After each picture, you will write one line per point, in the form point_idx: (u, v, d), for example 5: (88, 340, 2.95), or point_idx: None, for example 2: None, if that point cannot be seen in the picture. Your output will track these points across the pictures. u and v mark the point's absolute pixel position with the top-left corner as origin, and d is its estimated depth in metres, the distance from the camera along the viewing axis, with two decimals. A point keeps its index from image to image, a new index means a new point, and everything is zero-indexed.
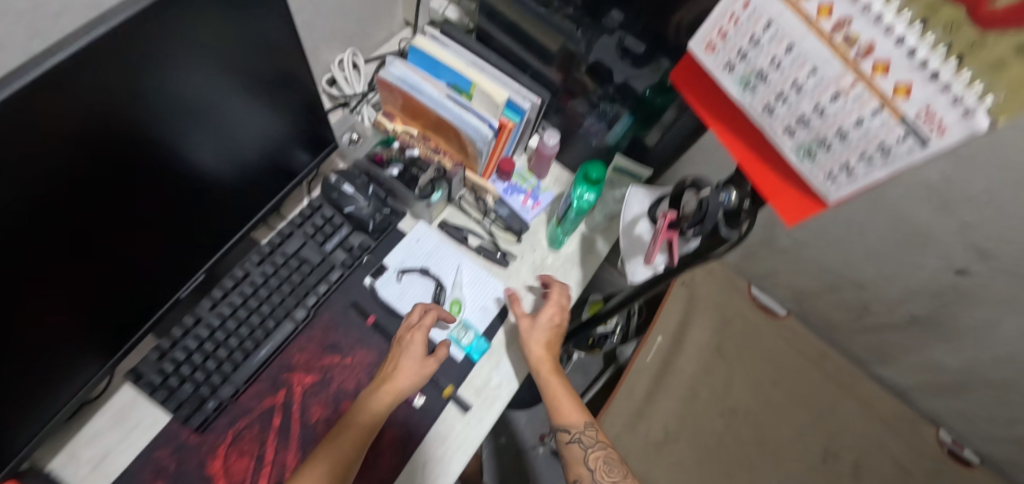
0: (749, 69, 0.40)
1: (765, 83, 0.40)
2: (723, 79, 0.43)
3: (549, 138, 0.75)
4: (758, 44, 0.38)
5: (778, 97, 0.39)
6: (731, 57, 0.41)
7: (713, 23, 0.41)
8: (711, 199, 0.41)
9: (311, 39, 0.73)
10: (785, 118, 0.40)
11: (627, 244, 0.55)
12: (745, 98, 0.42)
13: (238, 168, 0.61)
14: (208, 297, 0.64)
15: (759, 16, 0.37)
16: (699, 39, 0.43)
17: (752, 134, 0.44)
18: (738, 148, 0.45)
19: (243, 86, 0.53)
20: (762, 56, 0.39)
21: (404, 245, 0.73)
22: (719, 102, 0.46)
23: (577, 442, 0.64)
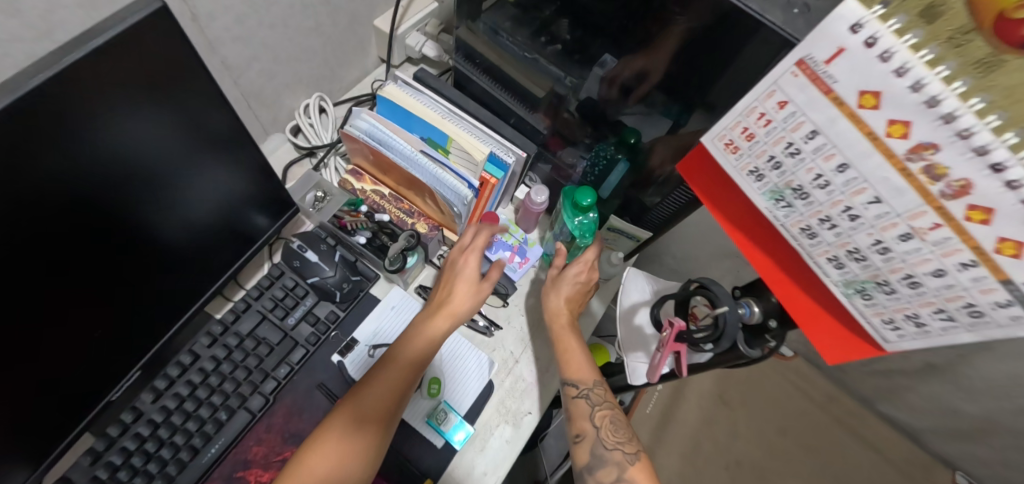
0: (784, 181, 0.34)
1: (804, 201, 0.34)
2: (748, 186, 0.37)
3: (537, 195, 0.67)
4: (800, 155, 0.32)
5: (824, 221, 0.33)
6: (760, 165, 0.35)
7: (737, 118, 0.35)
8: (726, 315, 0.34)
9: (271, 86, 0.66)
10: (831, 245, 0.34)
11: (626, 335, 0.47)
12: (777, 213, 0.36)
13: (186, 242, 0.54)
14: (151, 388, 0.57)
15: (802, 120, 0.31)
16: (717, 137, 0.37)
17: (783, 251, 0.38)
18: (768, 266, 0.39)
19: (184, 157, 0.46)
20: (804, 169, 0.32)
21: (377, 314, 0.66)
22: (742, 207, 0.40)
23: (584, 398, 0.55)
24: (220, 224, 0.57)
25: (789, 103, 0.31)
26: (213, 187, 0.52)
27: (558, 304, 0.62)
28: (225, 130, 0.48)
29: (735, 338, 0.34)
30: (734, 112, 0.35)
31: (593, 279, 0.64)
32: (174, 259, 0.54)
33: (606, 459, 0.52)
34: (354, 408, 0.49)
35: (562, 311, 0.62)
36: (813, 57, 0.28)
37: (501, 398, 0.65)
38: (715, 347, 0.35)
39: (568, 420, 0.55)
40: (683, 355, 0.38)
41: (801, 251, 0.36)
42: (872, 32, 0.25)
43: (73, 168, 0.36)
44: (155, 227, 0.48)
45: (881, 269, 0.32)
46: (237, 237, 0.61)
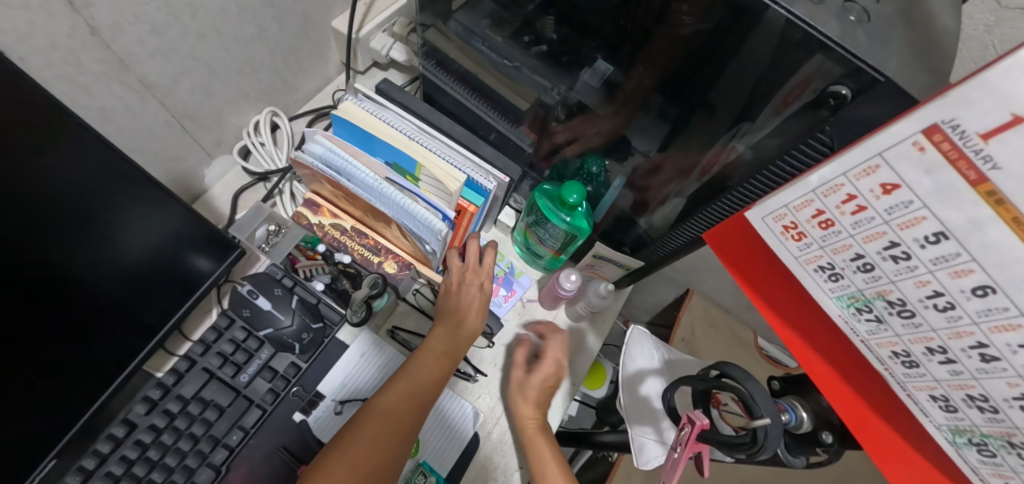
0: (874, 290, 0.24)
1: (907, 319, 0.23)
2: (814, 284, 0.26)
3: (565, 280, 0.56)
4: (912, 256, 0.21)
5: (937, 352, 0.22)
6: (835, 257, 0.25)
7: (811, 195, 0.25)
8: (767, 425, 0.26)
9: (210, 103, 0.57)
10: (940, 382, 0.23)
11: (628, 404, 0.40)
12: (857, 326, 0.25)
13: (107, 297, 0.45)
14: (78, 470, 0.49)
15: (921, 213, 0.20)
16: (772, 216, 0.27)
17: (855, 367, 0.27)
18: (828, 382, 0.28)
19: (69, 201, 0.37)
20: (913, 280, 0.22)
21: (345, 363, 0.57)
22: (801, 302, 0.29)
23: None
24: (147, 273, 0.48)
25: (901, 187, 0.21)
26: (129, 232, 0.44)
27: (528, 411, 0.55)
28: (132, 171, 0.39)
29: (775, 450, 0.27)
30: (806, 185, 0.24)
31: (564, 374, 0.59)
32: (89, 316, 0.45)
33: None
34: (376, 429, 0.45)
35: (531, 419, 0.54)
36: (957, 124, 0.18)
37: (487, 452, 0.57)
38: (745, 458, 0.28)
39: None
40: (705, 457, 0.30)
41: (888, 376, 0.25)
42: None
43: None
44: (58, 282, 0.40)
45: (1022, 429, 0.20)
46: (173, 285, 0.52)
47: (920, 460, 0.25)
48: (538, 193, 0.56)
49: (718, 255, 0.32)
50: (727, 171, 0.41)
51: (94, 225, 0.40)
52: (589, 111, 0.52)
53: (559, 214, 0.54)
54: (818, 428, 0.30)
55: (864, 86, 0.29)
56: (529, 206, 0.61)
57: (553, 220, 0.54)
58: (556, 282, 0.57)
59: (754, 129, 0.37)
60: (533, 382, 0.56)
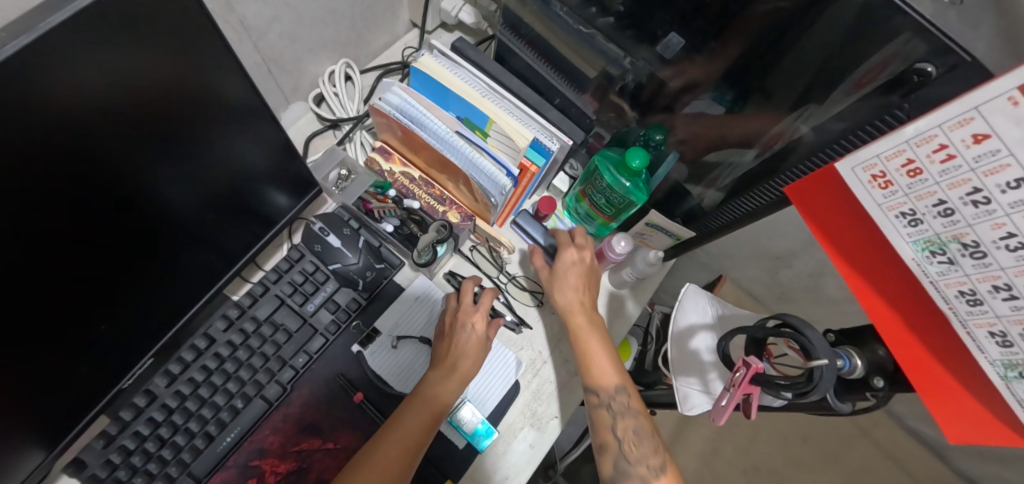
0: (950, 233, 0.26)
1: (976, 260, 0.25)
2: (893, 231, 0.29)
3: (617, 243, 0.59)
4: (989, 202, 0.24)
5: (1000, 290, 0.25)
6: (917, 205, 0.27)
7: (904, 146, 0.27)
8: (824, 367, 0.29)
9: (293, 50, 0.60)
10: (1001, 318, 0.25)
11: (676, 356, 0.43)
12: (928, 268, 0.28)
13: (203, 220, 0.50)
14: (165, 373, 0.54)
15: (1006, 161, 0.22)
16: (862, 166, 0.29)
17: (922, 309, 0.29)
18: (891, 324, 0.30)
19: (190, 131, 0.41)
20: (989, 223, 0.24)
21: (401, 303, 0.62)
22: (878, 251, 0.31)
23: (607, 408, 0.51)
24: (237, 204, 0.53)
25: (990, 137, 0.23)
26: (230, 162, 0.48)
27: (570, 298, 0.58)
28: (238, 104, 0.43)
29: (826, 392, 0.30)
30: (901, 135, 0.27)
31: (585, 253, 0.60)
32: (185, 234, 0.49)
33: (630, 475, 0.48)
34: (400, 441, 0.50)
35: (575, 306, 0.57)
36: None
37: (526, 400, 0.61)
38: (797, 398, 0.31)
39: (591, 429, 0.51)
40: (754, 399, 0.33)
41: (951, 315, 0.27)
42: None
43: (65, 135, 0.32)
44: (170, 201, 0.45)
45: None
46: (256, 217, 0.56)
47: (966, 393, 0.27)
48: (600, 156, 0.59)
49: (797, 205, 0.34)
50: (789, 149, 0.43)
51: (200, 156, 0.44)
52: (656, 82, 0.53)
53: (622, 179, 0.56)
54: (869, 374, 0.31)
55: (946, 68, 0.30)
56: (584, 173, 0.63)
57: (612, 182, 0.56)
58: (607, 244, 0.60)
59: (822, 109, 0.39)
60: (569, 281, 0.59)
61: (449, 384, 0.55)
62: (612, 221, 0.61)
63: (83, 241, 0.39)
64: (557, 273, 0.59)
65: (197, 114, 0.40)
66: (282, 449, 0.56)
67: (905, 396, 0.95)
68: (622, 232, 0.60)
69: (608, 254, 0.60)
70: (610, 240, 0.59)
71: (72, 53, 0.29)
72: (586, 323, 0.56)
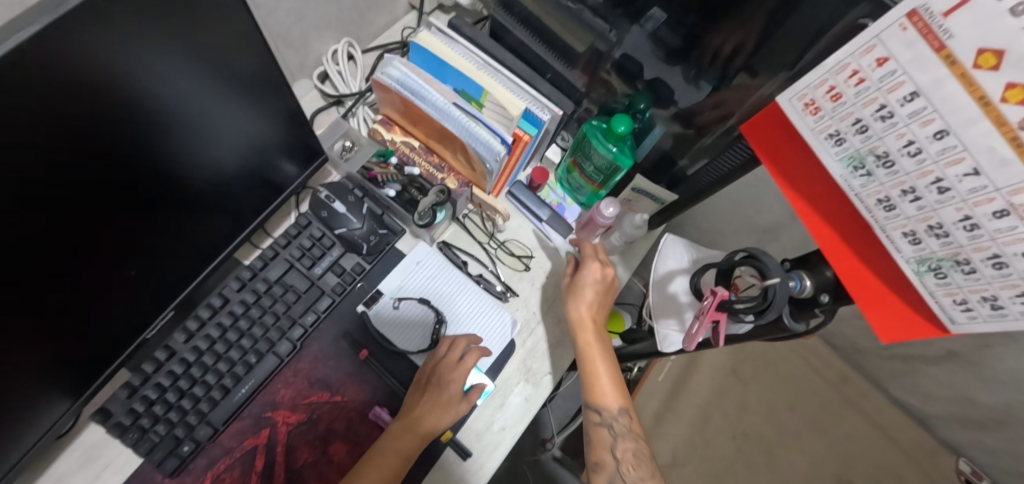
0: (867, 147, 0.30)
1: (885, 170, 0.30)
2: (823, 151, 0.33)
3: (606, 207, 0.62)
4: (893, 116, 0.28)
5: (904, 193, 0.29)
6: (841, 126, 0.31)
7: (827, 76, 0.31)
8: (778, 287, 0.32)
9: (299, 28, 0.63)
10: (909, 219, 0.29)
11: (657, 300, 0.47)
12: (852, 182, 0.32)
13: (218, 185, 0.54)
14: (182, 329, 0.58)
15: (903, 79, 0.27)
16: (796, 96, 0.33)
17: (849, 220, 0.33)
18: (826, 236, 0.34)
19: (208, 97, 0.45)
20: (895, 134, 0.29)
21: (402, 267, 0.65)
22: (815, 175, 0.35)
23: (607, 427, 0.56)
24: (249, 171, 0.56)
25: (889, 59, 0.28)
26: (243, 130, 0.51)
27: (583, 315, 0.61)
28: (252, 73, 0.47)
29: (782, 312, 0.34)
30: (824, 67, 0.31)
31: (609, 274, 0.62)
32: (201, 197, 0.53)
33: (593, 429, 0.57)
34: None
35: (585, 322, 0.60)
36: (928, 7, 0.25)
37: (521, 357, 0.65)
38: (758, 319, 0.34)
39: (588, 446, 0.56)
40: (721, 327, 0.37)
41: (872, 222, 0.31)
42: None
43: (96, 95, 0.35)
44: (191, 164, 0.49)
45: (964, 247, 0.27)
46: (265, 185, 0.60)
47: (892, 299, 0.31)
48: (588, 125, 0.62)
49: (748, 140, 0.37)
50: None
51: (218, 122, 0.48)
52: (641, 53, 0.56)
53: (608, 148, 0.59)
54: (817, 292, 0.33)
55: None
56: (574, 143, 0.66)
57: (600, 148, 0.60)
58: (597, 209, 0.64)
59: None
60: (586, 294, 0.61)
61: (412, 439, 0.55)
62: (601, 188, 0.65)
63: (112, 198, 0.43)
64: (581, 285, 0.62)
65: (217, 81, 0.44)
66: (293, 400, 0.60)
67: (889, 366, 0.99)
68: (611, 198, 0.64)
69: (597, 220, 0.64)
70: (599, 205, 0.62)
71: (105, 20, 0.32)
72: (593, 338, 0.59)
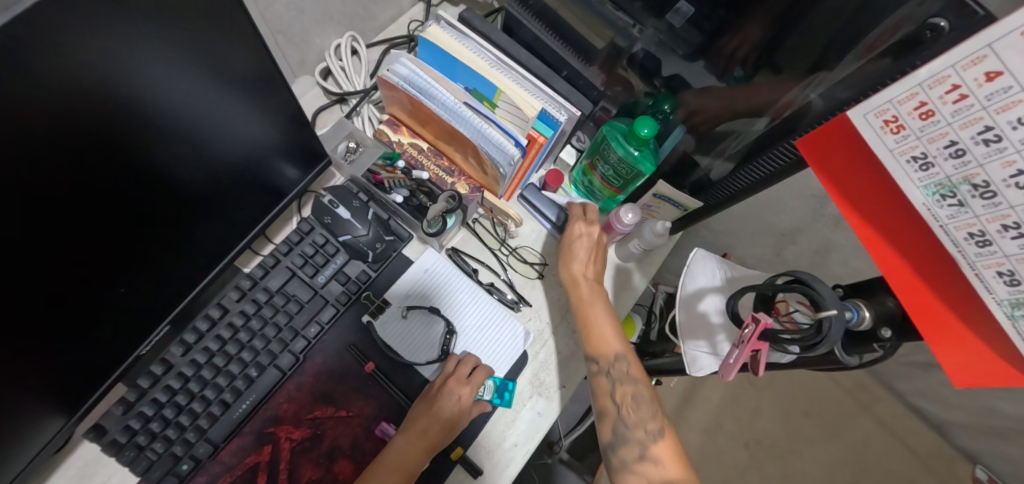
0: (961, 175, 0.26)
1: (984, 200, 0.25)
2: (903, 175, 0.28)
3: (625, 214, 0.59)
4: (1002, 140, 0.23)
5: (1009, 230, 0.25)
6: (929, 149, 0.26)
7: (916, 88, 0.26)
8: (832, 319, 0.29)
9: (300, 22, 0.60)
10: (1009, 258, 0.25)
11: (685, 319, 0.43)
12: (938, 213, 0.27)
13: (214, 192, 0.51)
14: (180, 342, 0.55)
15: (1019, 97, 0.22)
16: (874, 109, 0.28)
17: (934, 255, 0.29)
18: (901, 274, 0.30)
19: (203, 98, 0.41)
20: (1001, 162, 0.24)
21: (409, 276, 0.62)
22: (892, 202, 0.30)
23: (606, 375, 0.53)
24: (247, 176, 0.53)
25: (1003, 74, 0.22)
26: (240, 131, 0.48)
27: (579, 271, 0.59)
28: (251, 73, 0.43)
29: (834, 345, 0.30)
30: (913, 79, 0.26)
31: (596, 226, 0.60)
32: (197, 206, 0.50)
33: (627, 438, 0.50)
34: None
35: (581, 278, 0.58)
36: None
37: (534, 370, 0.62)
38: (805, 352, 0.31)
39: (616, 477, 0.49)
40: (762, 356, 0.34)
41: (959, 258, 0.27)
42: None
43: (79, 100, 0.32)
44: (186, 169, 0.45)
45: None
46: (265, 189, 0.57)
47: (978, 345, 0.27)
48: (608, 125, 0.59)
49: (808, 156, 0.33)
50: (798, 115, 0.42)
51: (211, 126, 0.44)
52: (665, 50, 0.53)
53: (629, 152, 0.56)
54: (877, 325, 0.31)
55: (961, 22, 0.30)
56: (592, 144, 0.63)
57: (620, 151, 0.56)
58: (614, 215, 0.60)
59: (833, 73, 0.39)
60: (578, 254, 0.59)
61: (412, 452, 0.54)
62: (620, 192, 0.62)
63: (93, 207, 0.39)
64: (574, 239, 0.60)
65: (211, 82, 0.41)
66: (296, 414, 0.57)
67: (907, 373, 0.97)
68: (630, 203, 0.60)
69: (614, 227, 0.61)
70: (618, 211, 0.59)
71: (89, 16, 0.29)
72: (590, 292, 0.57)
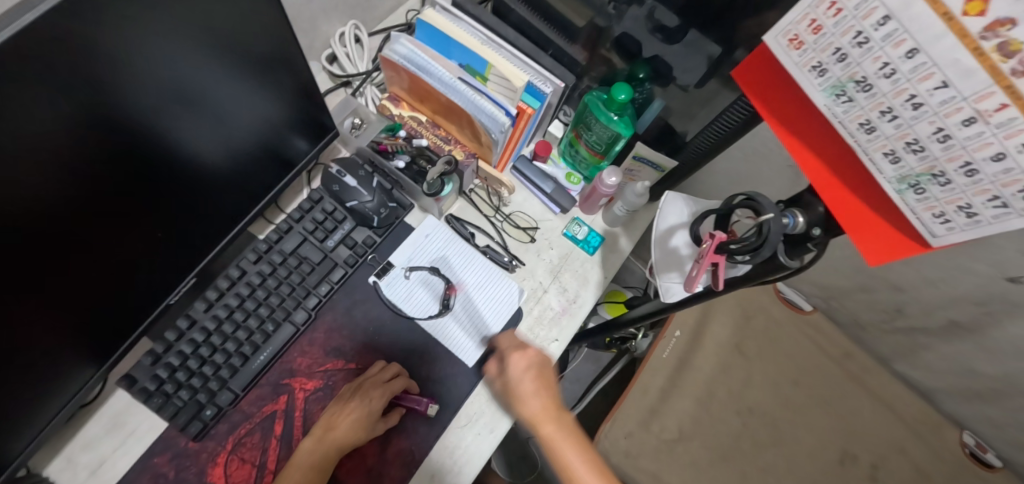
0: (847, 74, 0.32)
1: (864, 94, 0.31)
2: (809, 83, 0.34)
3: (608, 176, 0.64)
4: (869, 44, 0.30)
5: (883, 114, 0.31)
6: (823, 58, 0.32)
7: (808, 10, 0.32)
8: (773, 223, 0.34)
9: (309, 10, 0.66)
10: (889, 138, 0.31)
11: (660, 256, 0.48)
12: (835, 109, 0.33)
13: (235, 162, 0.57)
14: (203, 298, 0.60)
15: (875, 6, 0.28)
16: (780, 32, 0.34)
17: (839, 149, 0.35)
18: (816, 170, 0.36)
19: (225, 72, 0.47)
20: (871, 59, 0.30)
21: (412, 240, 0.67)
22: (806, 111, 0.36)
23: None
24: (263, 147, 0.59)
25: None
26: (258, 105, 0.53)
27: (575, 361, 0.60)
28: (269, 50, 0.49)
29: (776, 249, 0.35)
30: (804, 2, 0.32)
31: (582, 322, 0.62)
32: (218, 174, 0.56)
33: None
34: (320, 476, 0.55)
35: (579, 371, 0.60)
36: None
37: (529, 325, 0.67)
38: (754, 258, 0.36)
39: None
40: (720, 269, 0.39)
41: (855, 146, 0.33)
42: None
43: (125, 64, 0.38)
44: (210, 138, 0.51)
45: (939, 159, 0.30)
46: (278, 160, 0.62)
47: (884, 220, 0.34)
48: (591, 94, 0.64)
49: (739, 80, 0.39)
50: None
51: (235, 99, 0.50)
52: (639, 26, 0.58)
53: (611, 120, 0.61)
54: (809, 228, 0.34)
55: None
56: (576, 116, 0.68)
57: (601, 118, 0.62)
58: (599, 178, 0.66)
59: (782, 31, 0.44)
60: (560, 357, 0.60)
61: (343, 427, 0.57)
62: (602, 158, 0.67)
63: (126, 164, 0.44)
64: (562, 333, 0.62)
65: (233, 57, 0.46)
66: (310, 366, 0.63)
67: (895, 342, 1.01)
68: (613, 168, 0.65)
69: (599, 190, 0.66)
70: (602, 173, 0.64)
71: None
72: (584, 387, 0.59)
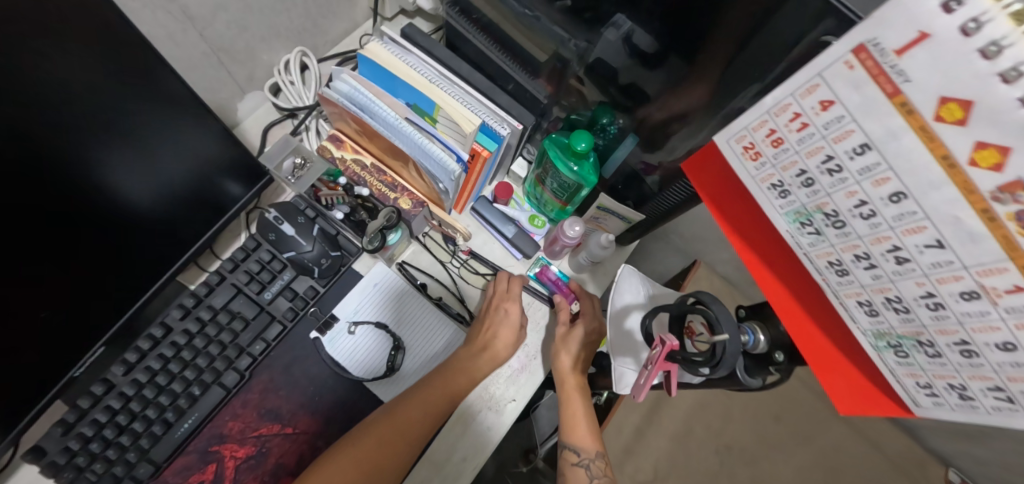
0: (814, 203, 0.31)
1: (832, 228, 0.30)
2: (770, 204, 0.34)
3: (569, 227, 0.59)
4: (840, 175, 0.29)
5: (857, 259, 0.30)
6: (784, 176, 0.32)
7: (765, 117, 0.31)
8: (731, 344, 0.29)
9: (244, 39, 0.59)
10: (865, 288, 0.30)
11: (614, 338, 0.43)
12: (801, 239, 0.33)
13: (160, 212, 0.51)
14: (122, 362, 0.55)
15: (850, 128, 0.27)
16: (737, 139, 0.34)
17: (803, 280, 0.35)
18: (781, 297, 0.36)
19: (122, 121, 0.41)
20: (844, 192, 0.29)
21: (358, 290, 0.62)
22: (768, 233, 0.36)
23: (584, 467, 0.52)
24: (191, 195, 0.53)
25: (835, 104, 0.27)
26: (177, 150, 0.48)
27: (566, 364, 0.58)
28: (174, 95, 0.43)
29: (734, 367, 0.30)
30: (763, 107, 0.31)
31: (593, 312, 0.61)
32: (138, 225, 0.50)
33: None
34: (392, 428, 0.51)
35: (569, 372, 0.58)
36: (878, 43, 0.24)
37: (484, 383, 0.61)
38: (711, 374, 0.31)
39: None
40: (673, 377, 0.34)
41: (825, 285, 0.33)
42: (996, 36, 0.20)
43: None
44: (114, 193, 0.45)
45: (925, 327, 0.28)
46: (210, 206, 0.57)
47: (853, 367, 0.33)
48: (549, 139, 0.59)
49: (690, 177, 0.40)
50: None
51: (145, 145, 0.45)
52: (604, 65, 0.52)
53: (570, 169, 0.56)
54: (770, 348, 0.37)
55: None
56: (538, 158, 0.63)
57: (560, 166, 0.57)
58: (560, 228, 0.60)
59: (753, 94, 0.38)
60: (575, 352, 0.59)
61: (416, 406, 0.53)
62: (565, 204, 0.62)
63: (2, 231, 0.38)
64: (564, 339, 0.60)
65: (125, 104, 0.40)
66: (242, 431, 0.57)
67: None
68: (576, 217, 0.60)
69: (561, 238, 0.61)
70: (564, 224, 0.59)
71: None
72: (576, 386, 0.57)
